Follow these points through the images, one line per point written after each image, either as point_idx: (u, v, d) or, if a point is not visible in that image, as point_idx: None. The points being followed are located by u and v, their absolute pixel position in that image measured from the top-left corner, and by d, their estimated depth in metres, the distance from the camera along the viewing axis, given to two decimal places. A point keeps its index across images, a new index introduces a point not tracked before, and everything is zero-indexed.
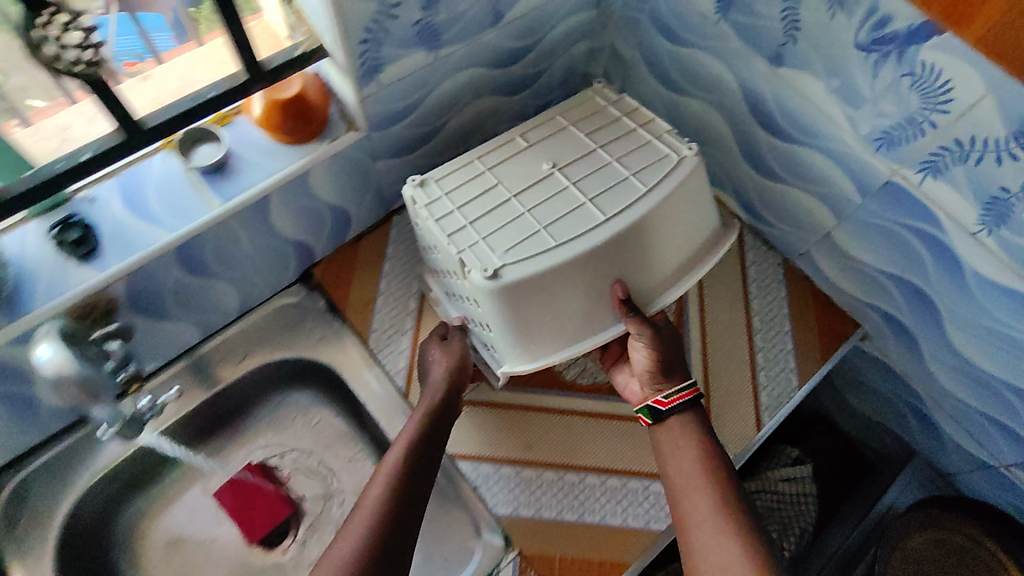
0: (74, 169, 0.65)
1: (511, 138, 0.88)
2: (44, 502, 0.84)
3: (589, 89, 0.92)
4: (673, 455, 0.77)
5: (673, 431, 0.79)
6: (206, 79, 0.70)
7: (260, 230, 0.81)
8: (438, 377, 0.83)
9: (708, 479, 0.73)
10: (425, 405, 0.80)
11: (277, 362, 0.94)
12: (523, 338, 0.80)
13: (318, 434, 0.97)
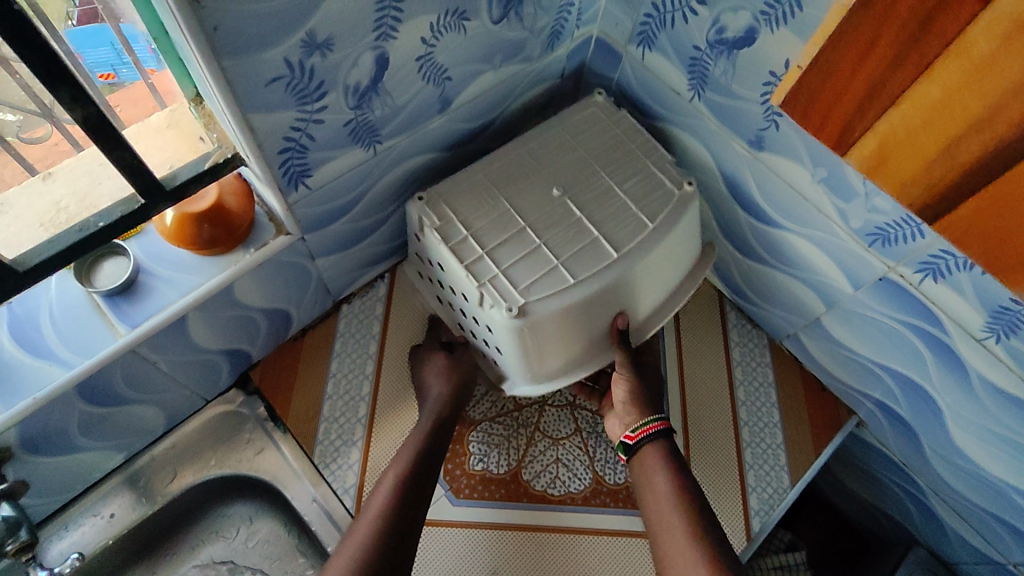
0: None
1: (517, 148, 0.80)
2: None
3: (591, 97, 0.85)
4: (646, 482, 0.74)
5: (645, 469, 0.76)
6: (96, 203, 0.59)
7: (178, 350, 0.72)
8: (433, 411, 0.79)
9: (680, 506, 0.71)
10: (411, 450, 0.76)
11: (211, 480, 0.84)
12: (535, 365, 0.76)
13: (260, 552, 0.87)
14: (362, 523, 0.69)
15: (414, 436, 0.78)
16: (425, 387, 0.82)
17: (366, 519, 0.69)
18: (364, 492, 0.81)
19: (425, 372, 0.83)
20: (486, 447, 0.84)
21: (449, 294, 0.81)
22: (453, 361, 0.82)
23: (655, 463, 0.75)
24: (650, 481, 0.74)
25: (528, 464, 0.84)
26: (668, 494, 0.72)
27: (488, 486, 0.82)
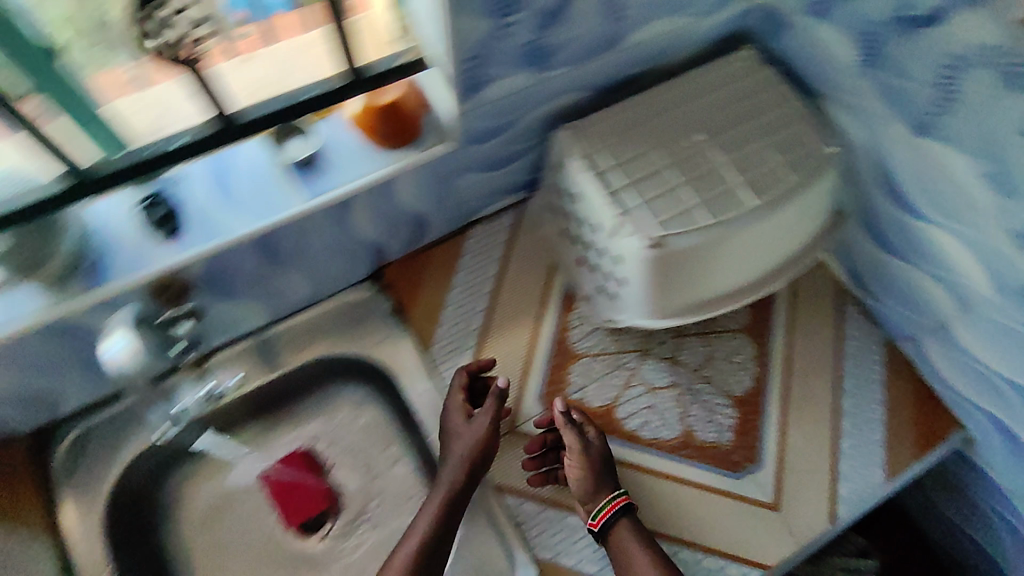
0: (164, 155, 0.63)
1: (664, 92, 0.83)
2: (95, 463, 0.82)
3: (740, 54, 0.87)
4: (628, 556, 0.75)
5: (615, 552, 0.76)
6: (304, 79, 0.66)
7: (338, 228, 0.80)
8: (446, 483, 0.79)
9: None
10: (438, 500, 0.78)
11: (336, 357, 0.92)
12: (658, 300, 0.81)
13: (363, 436, 0.93)
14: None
15: (420, 520, 0.78)
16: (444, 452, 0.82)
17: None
18: (471, 395, 0.88)
19: (447, 432, 0.83)
20: (585, 380, 0.88)
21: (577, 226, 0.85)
22: (472, 424, 0.82)
23: (624, 545, 0.76)
24: (624, 566, 0.75)
25: (623, 403, 0.87)
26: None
27: (582, 414, 0.86)
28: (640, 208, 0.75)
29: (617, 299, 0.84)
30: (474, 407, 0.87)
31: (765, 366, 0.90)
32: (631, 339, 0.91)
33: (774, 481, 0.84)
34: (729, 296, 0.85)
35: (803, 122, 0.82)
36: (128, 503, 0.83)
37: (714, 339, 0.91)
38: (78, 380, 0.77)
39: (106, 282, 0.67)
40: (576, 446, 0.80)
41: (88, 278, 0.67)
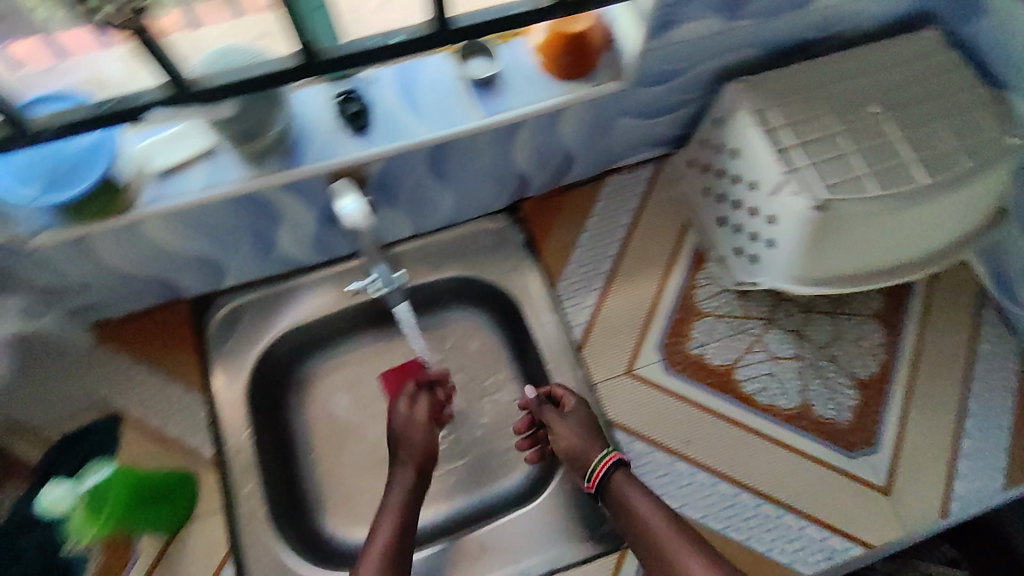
0: (383, 49, 0.63)
1: (841, 62, 0.82)
2: (244, 337, 0.87)
3: (925, 32, 0.84)
4: (627, 504, 0.75)
5: (616, 505, 0.76)
6: None
7: (500, 152, 0.83)
8: (405, 478, 0.78)
9: (669, 522, 0.72)
10: (393, 513, 0.75)
11: (468, 279, 0.95)
12: (806, 266, 0.80)
13: (475, 357, 0.98)
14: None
15: (392, 500, 0.77)
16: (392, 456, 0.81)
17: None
18: (592, 333, 0.90)
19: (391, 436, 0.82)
20: (709, 337, 0.89)
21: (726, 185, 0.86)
22: (410, 419, 0.82)
23: (621, 496, 0.75)
24: (626, 514, 0.74)
25: (743, 365, 0.88)
26: (648, 524, 0.73)
27: (701, 369, 0.87)
28: (808, 169, 0.75)
29: (758, 263, 0.84)
30: (595, 344, 0.90)
31: (892, 354, 0.89)
32: (758, 307, 0.91)
33: (889, 465, 0.83)
34: (875, 275, 0.84)
35: (988, 109, 0.78)
36: (266, 379, 0.89)
37: (843, 319, 0.91)
38: (250, 253, 0.83)
39: (299, 164, 0.70)
40: (558, 425, 0.80)
41: (283, 159, 0.70)
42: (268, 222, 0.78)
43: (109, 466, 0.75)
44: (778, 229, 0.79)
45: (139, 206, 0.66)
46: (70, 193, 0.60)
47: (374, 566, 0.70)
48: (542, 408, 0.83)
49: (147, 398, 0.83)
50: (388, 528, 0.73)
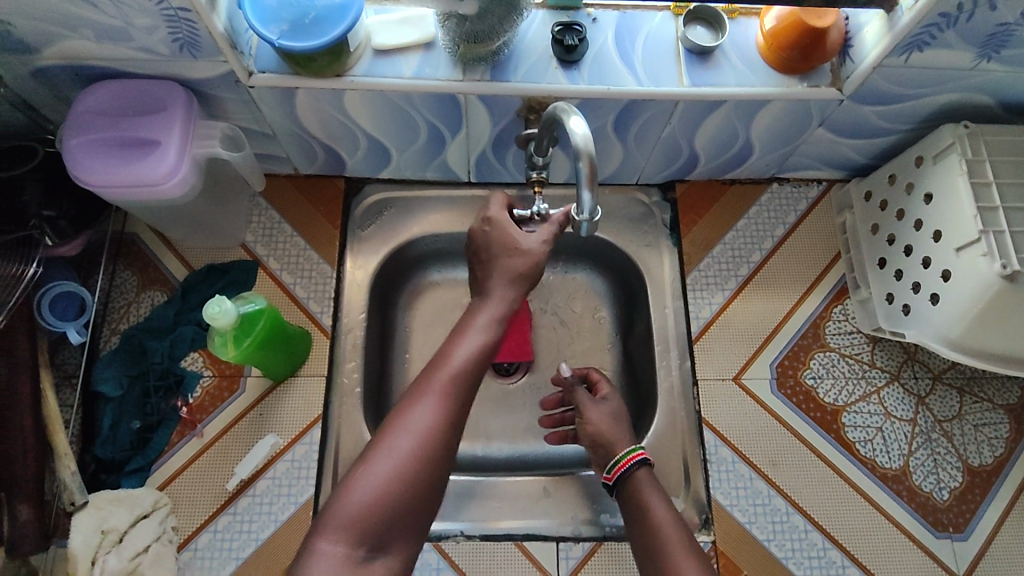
0: None
1: None
2: (383, 228, 0.91)
3: None
4: (638, 503, 0.70)
5: (627, 498, 0.72)
6: None
7: (687, 125, 0.82)
8: (503, 299, 0.68)
9: (675, 534, 0.66)
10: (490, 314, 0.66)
11: (597, 239, 0.94)
12: (966, 335, 0.76)
13: (580, 318, 0.98)
14: (436, 382, 0.60)
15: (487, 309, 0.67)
16: (490, 260, 0.71)
17: (436, 382, 0.61)
18: (711, 329, 0.89)
19: (491, 239, 0.72)
20: (825, 371, 0.87)
21: (903, 226, 0.82)
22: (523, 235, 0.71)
23: (636, 492, 0.71)
24: (633, 510, 0.70)
25: (852, 410, 0.85)
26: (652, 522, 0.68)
27: (809, 401, 0.86)
28: (1007, 236, 0.71)
29: (908, 315, 0.81)
30: (710, 342, 0.88)
31: (1012, 452, 0.84)
32: (887, 359, 0.88)
33: (974, 557, 0.80)
34: None
35: None
36: (389, 273, 0.92)
37: (969, 400, 0.86)
38: (421, 150, 0.86)
39: (506, 79, 0.74)
40: (587, 408, 0.79)
41: (492, 70, 0.74)
42: (450, 125, 0.80)
43: (258, 303, 0.71)
44: (948, 286, 0.75)
45: (351, 76, 0.71)
46: (308, 41, 0.64)
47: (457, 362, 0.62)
48: (573, 388, 0.82)
49: (288, 256, 0.87)
50: (473, 340, 0.64)
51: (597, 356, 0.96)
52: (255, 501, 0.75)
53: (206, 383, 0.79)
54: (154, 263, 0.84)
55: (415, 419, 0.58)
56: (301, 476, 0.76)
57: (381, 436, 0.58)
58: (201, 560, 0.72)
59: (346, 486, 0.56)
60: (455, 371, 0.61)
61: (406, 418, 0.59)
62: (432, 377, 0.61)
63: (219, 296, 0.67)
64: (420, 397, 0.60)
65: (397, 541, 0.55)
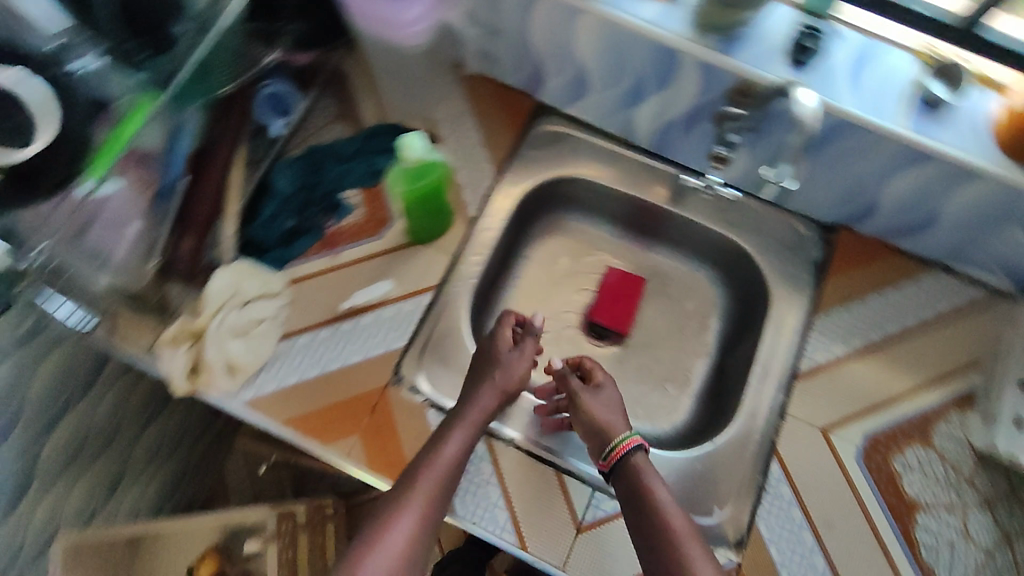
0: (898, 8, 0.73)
1: None
2: (551, 157, 0.97)
3: None
4: (635, 488, 0.70)
5: (626, 479, 0.71)
6: None
7: (881, 170, 0.81)
8: (485, 408, 0.75)
9: (676, 528, 0.66)
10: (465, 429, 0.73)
11: (738, 248, 0.95)
12: None
13: (687, 315, 1.01)
14: (414, 497, 0.67)
15: (466, 419, 0.74)
16: (476, 379, 0.78)
17: (416, 493, 0.68)
18: (819, 375, 0.86)
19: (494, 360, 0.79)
20: (920, 465, 0.82)
21: None
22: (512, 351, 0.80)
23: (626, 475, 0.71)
24: (633, 493, 0.70)
25: (931, 513, 0.80)
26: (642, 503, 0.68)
27: (889, 484, 0.81)
28: None
29: None
30: (813, 386, 0.86)
31: None
32: (990, 484, 0.81)
33: None
34: None
35: None
36: (539, 200, 1.00)
37: None
38: (617, 98, 0.90)
39: (731, 55, 0.76)
40: (583, 395, 0.79)
41: (722, 43, 0.76)
42: (656, 82, 0.84)
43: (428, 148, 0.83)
44: None
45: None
46: None
47: (435, 477, 0.69)
48: (569, 375, 0.81)
49: (462, 146, 0.95)
50: (450, 453, 0.71)
51: (687, 359, 0.99)
52: (356, 329, 0.84)
53: (355, 218, 0.89)
54: (354, 107, 0.95)
55: (395, 533, 0.65)
56: (399, 326, 0.85)
57: (370, 526, 0.66)
58: (296, 354, 0.81)
59: None
60: (432, 484, 0.68)
61: (392, 512, 0.66)
62: (412, 488, 0.68)
63: (412, 132, 0.81)
64: (398, 508, 0.67)
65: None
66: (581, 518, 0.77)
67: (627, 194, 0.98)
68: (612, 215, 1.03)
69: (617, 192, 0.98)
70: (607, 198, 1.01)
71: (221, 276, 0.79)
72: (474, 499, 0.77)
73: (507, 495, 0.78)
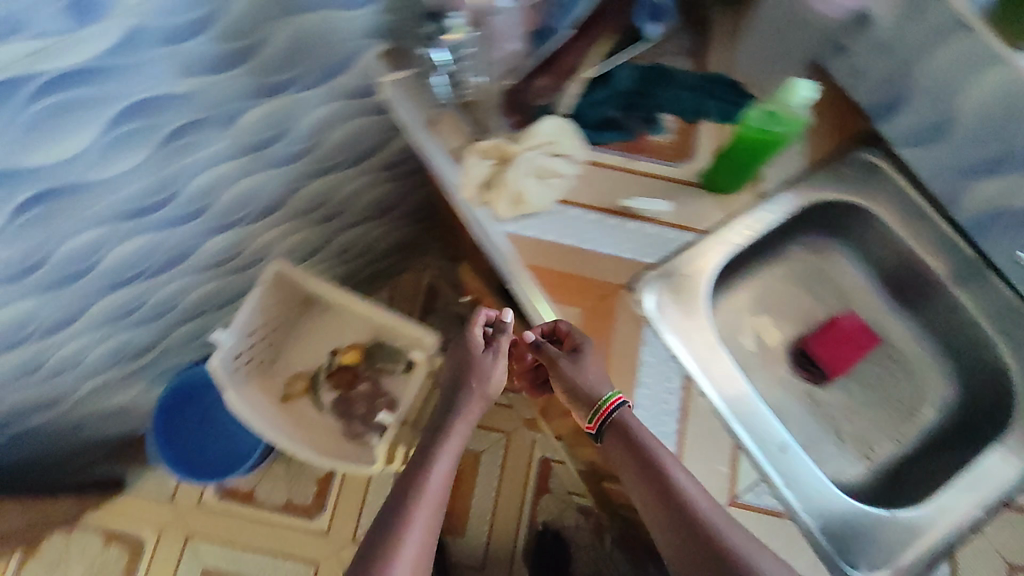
0: None
1: None
2: (858, 185, 0.99)
3: None
4: (620, 442, 0.80)
5: (614, 433, 0.80)
6: None
7: None
8: (460, 429, 0.94)
9: (663, 468, 0.75)
10: (451, 449, 0.93)
11: (996, 362, 0.91)
12: None
13: (899, 393, 0.99)
14: (419, 509, 0.86)
15: (456, 434, 0.94)
16: (460, 388, 0.97)
17: (420, 505, 0.86)
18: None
19: (463, 380, 0.97)
20: None
21: None
22: (489, 357, 0.97)
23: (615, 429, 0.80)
24: (622, 443, 0.79)
25: None
26: (646, 452, 0.76)
27: None
28: None
29: None
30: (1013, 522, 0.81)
31: None
32: None
33: None
34: None
35: None
36: (820, 215, 1.01)
37: None
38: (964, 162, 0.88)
39: None
40: (564, 364, 0.83)
41: None
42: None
43: (812, 96, 0.81)
44: None
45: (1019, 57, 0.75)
46: None
47: (431, 498, 0.87)
48: (546, 348, 0.88)
49: None
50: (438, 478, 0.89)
51: (875, 436, 0.97)
52: (621, 228, 0.88)
53: (665, 140, 0.94)
54: (706, 49, 0.99)
55: (409, 542, 0.83)
56: (654, 245, 0.89)
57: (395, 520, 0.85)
58: (563, 221, 0.88)
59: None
60: (433, 495, 0.88)
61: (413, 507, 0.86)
62: (419, 500, 0.86)
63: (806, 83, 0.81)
64: (408, 517, 0.85)
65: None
66: (738, 494, 0.78)
67: (913, 252, 0.97)
68: (879, 264, 1.03)
69: (905, 246, 0.98)
70: (889, 247, 1.00)
71: (551, 123, 0.86)
72: (651, 416, 0.81)
73: (683, 435, 0.80)
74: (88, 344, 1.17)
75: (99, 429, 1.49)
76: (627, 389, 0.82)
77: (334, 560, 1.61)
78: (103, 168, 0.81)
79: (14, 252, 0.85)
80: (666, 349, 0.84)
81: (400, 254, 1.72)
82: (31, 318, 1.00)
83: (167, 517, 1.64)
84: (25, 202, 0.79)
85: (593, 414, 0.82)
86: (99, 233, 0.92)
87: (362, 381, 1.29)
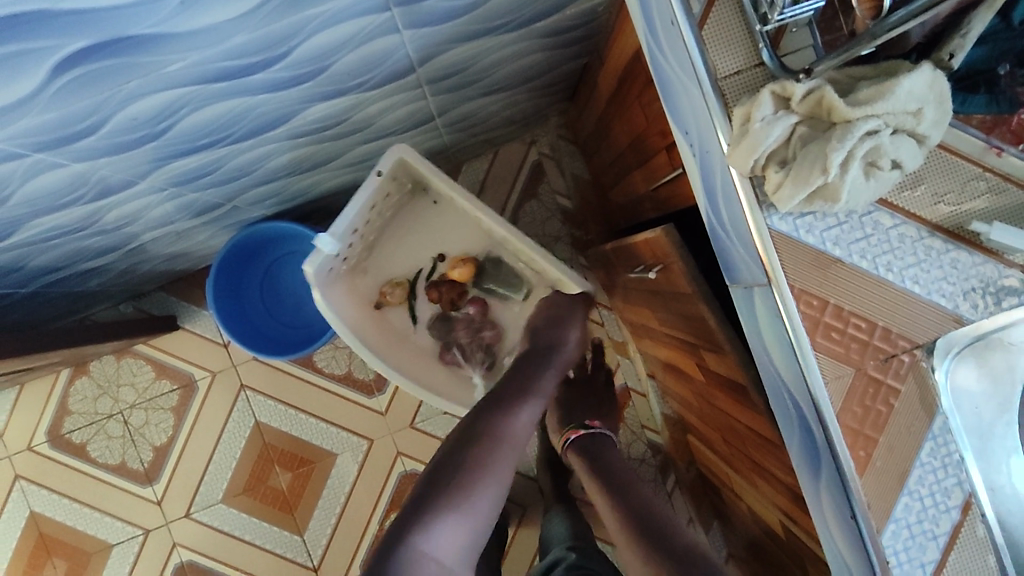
0: None
1: None
2: None
3: None
4: (599, 447, 0.99)
5: (590, 449, 0.99)
6: None
7: None
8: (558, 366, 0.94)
9: (625, 472, 0.92)
10: (545, 385, 0.90)
11: None
12: None
13: None
14: (513, 436, 0.82)
15: (552, 370, 0.92)
16: (550, 337, 0.95)
17: (512, 434, 0.82)
18: None
19: (560, 324, 0.97)
20: None
21: None
22: (568, 341, 0.96)
23: (582, 448, 1.00)
24: (597, 450, 0.98)
25: None
26: (627, 477, 0.91)
27: None
28: None
29: None
30: None
31: None
32: None
33: None
34: None
35: None
36: None
37: None
38: None
39: None
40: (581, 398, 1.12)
41: None
42: None
43: None
44: None
45: None
46: None
47: (519, 436, 0.83)
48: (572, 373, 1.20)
49: None
50: (527, 420, 0.85)
51: None
52: (947, 260, 0.59)
53: None
54: None
55: (506, 465, 0.80)
56: (985, 292, 0.59)
57: (490, 438, 0.81)
58: (866, 230, 0.59)
59: (449, 486, 0.76)
60: (523, 428, 0.84)
61: (501, 437, 0.81)
62: (510, 425, 0.83)
63: None
64: (501, 433, 0.82)
65: (464, 522, 0.74)
66: None
67: None
68: None
69: None
70: None
71: (921, 80, 0.51)
72: (914, 532, 0.60)
73: (941, 567, 0.60)
74: (149, 203, 0.93)
75: (152, 268, 1.31)
76: (889, 491, 0.60)
77: (389, 441, 1.54)
78: (190, 14, 0.51)
79: (63, 114, 0.58)
80: (955, 451, 0.60)
81: (513, 125, 1.38)
82: (85, 181, 0.76)
83: (220, 363, 1.54)
84: (75, 55, 0.51)
85: (586, 429, 1.04)
86: (175, 96, 0.64)
87: (470, 303, 1.10)
